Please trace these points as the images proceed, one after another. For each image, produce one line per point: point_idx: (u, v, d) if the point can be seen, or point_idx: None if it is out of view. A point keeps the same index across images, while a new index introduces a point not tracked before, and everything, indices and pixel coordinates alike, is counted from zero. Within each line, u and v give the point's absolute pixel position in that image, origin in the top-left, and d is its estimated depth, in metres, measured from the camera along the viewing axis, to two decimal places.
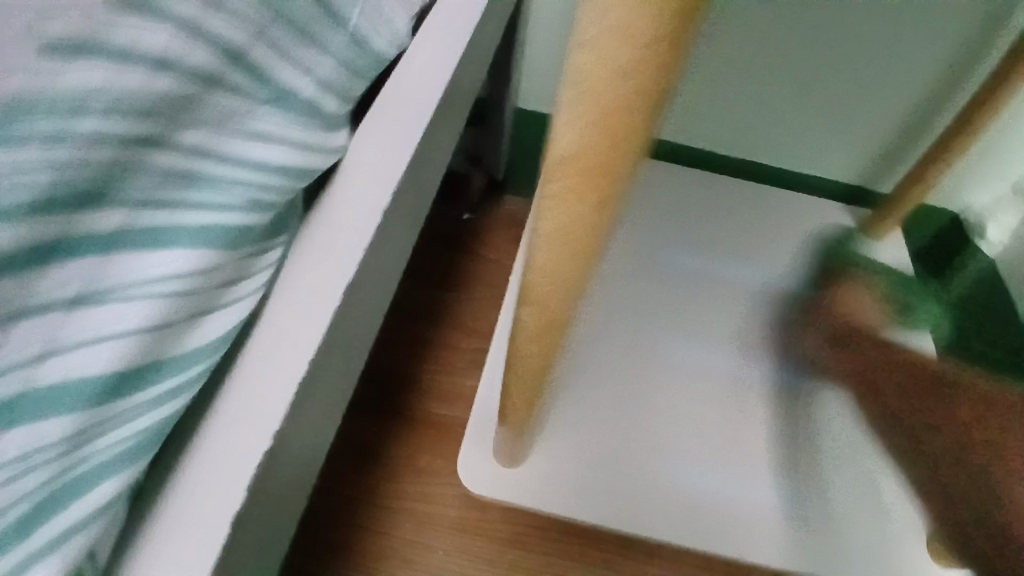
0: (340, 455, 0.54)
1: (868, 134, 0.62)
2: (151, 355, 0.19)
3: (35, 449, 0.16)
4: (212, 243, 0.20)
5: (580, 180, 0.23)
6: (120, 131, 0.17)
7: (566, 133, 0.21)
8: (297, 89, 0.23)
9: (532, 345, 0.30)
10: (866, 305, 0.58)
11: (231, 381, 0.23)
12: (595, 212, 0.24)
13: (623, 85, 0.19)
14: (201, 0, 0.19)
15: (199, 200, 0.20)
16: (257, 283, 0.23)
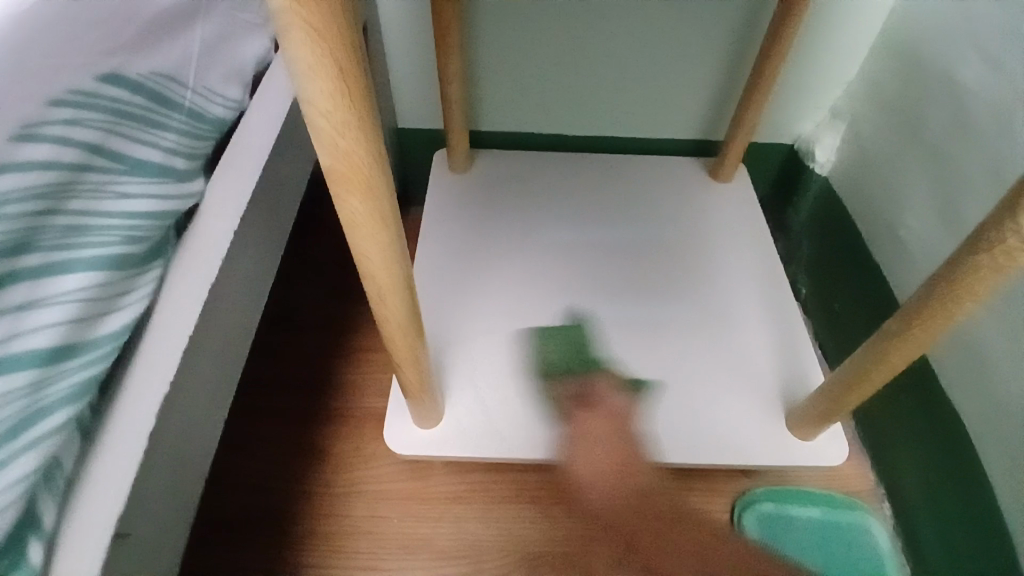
0: (287, 460, 0.61)
1: (694, 93, 0.73)
2: (76, 341, 0.27)
3: (3, 392, 0.24)
4: (106, 263, 0.29)
5: (353, 176, 0.27)
6: (39, 193, 0.26)
7: (324, 143, 0.26)
8: (150, 151, 0.32)
9: (388, 315, 0.38)
10: (713, 240, 0.69)
11: (133, 369, 0.31)
12: (378, 197, 0.29)
13: (342, 96, 0.24)
14: (85, 91, 0.28)
15: (95, 236, 0.28)
16: (142, 294, 0.31)
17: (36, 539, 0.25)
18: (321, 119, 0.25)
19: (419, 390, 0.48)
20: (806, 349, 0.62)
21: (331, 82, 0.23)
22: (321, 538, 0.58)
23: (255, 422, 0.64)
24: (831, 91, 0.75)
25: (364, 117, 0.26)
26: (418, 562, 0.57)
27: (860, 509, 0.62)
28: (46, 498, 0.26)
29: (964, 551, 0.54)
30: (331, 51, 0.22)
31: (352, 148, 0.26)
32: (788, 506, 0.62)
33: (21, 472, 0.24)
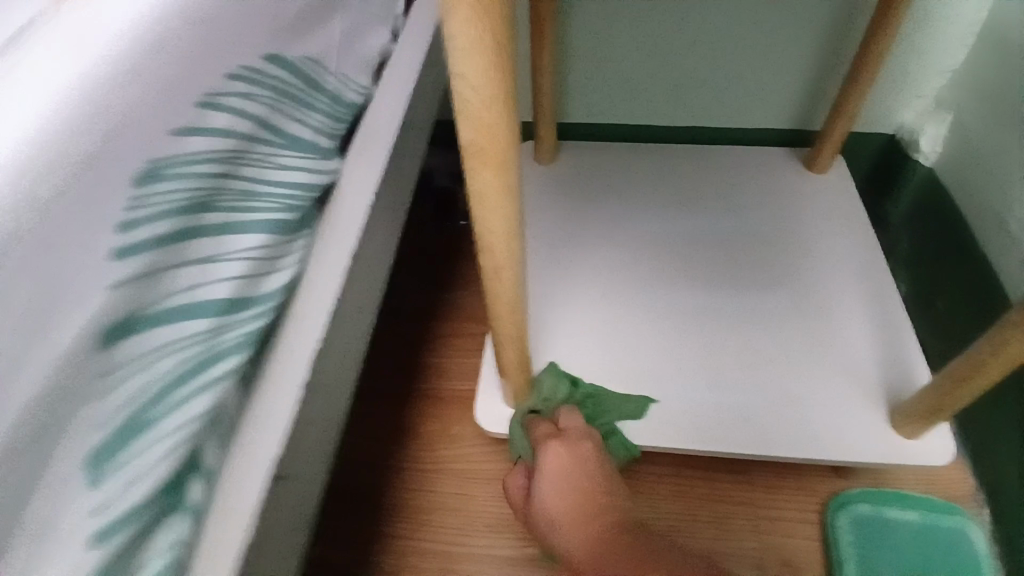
0: (380, 437, 0.64)
1: (790, 80, 0.71)
2: (243, 296, 0.31)
3: (185, 333, 0.28)
4: (268, 229, 0.32)
5: (487, 145, 0.29)
6: (216, 162, 0.30)
7: (466, 112, 0.28)
8: (304, 129, 0.35)
9: (499, 290, 0.39)
10: (810, 232, 0.66)
11: (288, 333, 0.34)
12: (506, 167, 0.30)
13: (489, 63, 0.26)
14: (253, 73, 0.32)
15: (260, 203, 0.32)
16: (295, 262, 0.35)
17: (197, 476, 0.29)
18: (469, 86, 0.26)
19: (514, 371, 0.49)
20: (912, 347, 0.58)
21: (481, 53, 0.25)
22: (411, 512, 0.60)
23: (349, 401, 0.67)
24: (935, 79, 0.71)
25: (504, 88, 0.27)
26: (508, 540, 0.59)
27: (961, 518, 0.59)
28: (213, 441, 0.30)
29: None
30: (484, 16, 0.24)
31: (491, 116, 0.28)
32: (882, 507, 0.59)
33: (197, 408, 0.28)
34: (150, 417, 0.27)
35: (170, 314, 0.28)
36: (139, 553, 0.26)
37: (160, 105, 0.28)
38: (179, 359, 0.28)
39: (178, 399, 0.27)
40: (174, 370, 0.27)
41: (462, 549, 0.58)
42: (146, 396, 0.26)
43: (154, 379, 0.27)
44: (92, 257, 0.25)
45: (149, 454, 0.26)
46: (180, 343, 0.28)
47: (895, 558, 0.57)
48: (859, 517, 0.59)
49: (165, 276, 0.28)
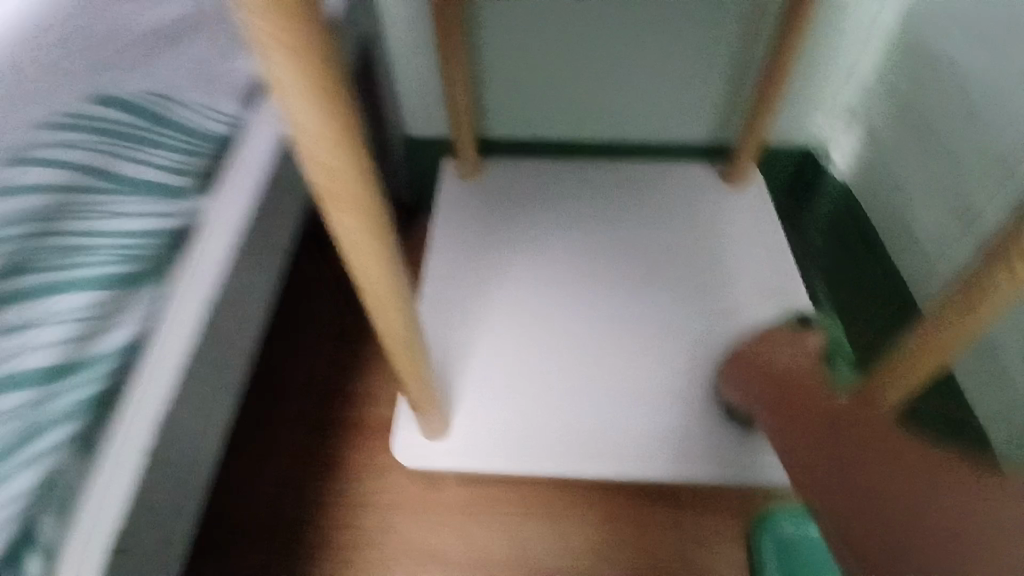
0: (295, 468, 0.62)
1: (704, 94, 0.72)
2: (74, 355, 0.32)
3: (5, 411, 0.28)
4: (99, 286, 0.33)
5: (341, 192, 0.27)
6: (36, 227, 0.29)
7: (313, 161, 0.26)
8: (147, 173, 0.36)
9: (387, 327, 0.37)
10: (727, 245, 0.68)
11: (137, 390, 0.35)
12: (366, 211, 0.29)
13: (325, 113, 0.24)
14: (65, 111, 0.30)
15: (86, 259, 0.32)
16: (135, 316, 0.35)
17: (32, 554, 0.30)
18: (308, 136, 0.25)
19: (422, 400, 0.48)
20: (819, 354, 0.60)
21: (307, 97, 0.23)
22: (330, 548, 0.58)
23: (268, 433, 0.64)
24: (846, 91, 0.72)
25: (342, 127, 0.25)
26: (427, 572, 0.57)
27: None
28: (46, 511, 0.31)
29: None
30: (307, 66, 0.22)
31: (339, 164, 0.26)
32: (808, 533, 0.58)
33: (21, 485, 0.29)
34: None
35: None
36: None
37: None
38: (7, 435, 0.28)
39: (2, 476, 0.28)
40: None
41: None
42: None
43: None
44: None
45: None
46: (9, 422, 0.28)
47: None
48: (784, 545, 0.57)
49: None
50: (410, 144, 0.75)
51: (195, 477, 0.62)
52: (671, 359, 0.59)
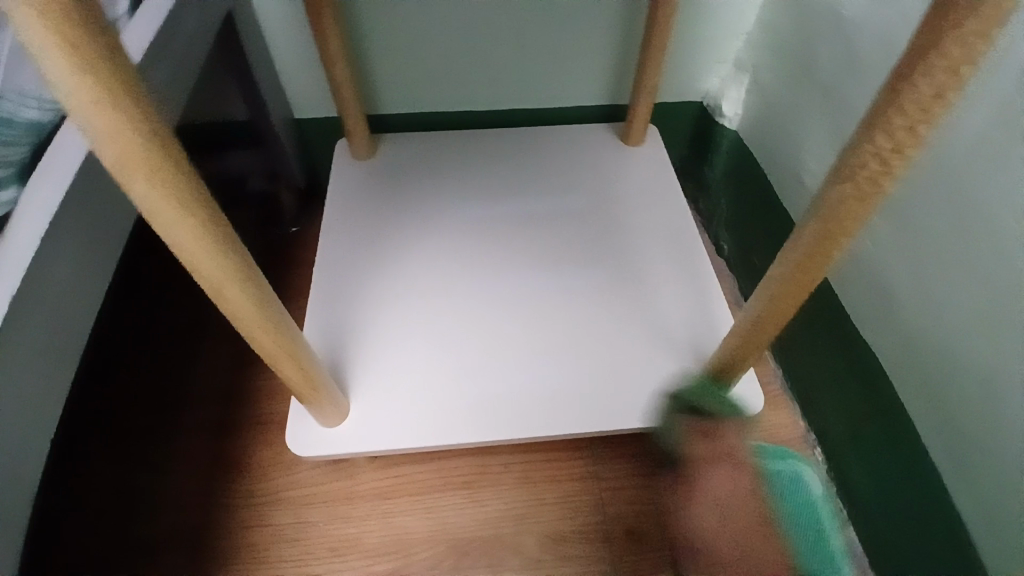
0: (202, 475, 0.59)
1: (595, 57, 0.71)
2: None
3: None
4: None
5: (130, 155, 0.26)
6: None
7: (86, 121, 0.24)
8: None
9: (238, 312, 0.35)
10: (628, 204, 0.68)
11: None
12: (167, 178, 0.27)
13: (81, 65, 0.22)
14: None
15: None
16: None
17: None
18: (71, 93, 0.23)
19: (305, 386, 0.46)
20: (717, 302, 0.62)
21: (53, 46, 0.22)
22: (243, 551, 0.56)
23: (167, 442, 0.61)
24: (732, 44, 0.73)
25: (121, 91, 0.24)
26: (347, 562, 0.56)
27: (797, 462, 0.60)
28: None
29: (903, 487, 0.53)
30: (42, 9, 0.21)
31: (116, 124, 0.24)
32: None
33: None
34: None
35: None
36: None
37: None
38: None
39: None
40: None
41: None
42: None
43: None
44: None
45: None
46: None
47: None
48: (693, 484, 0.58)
49: None
50: (300, 128, 0.73)
51: (89, 494, 0.58)
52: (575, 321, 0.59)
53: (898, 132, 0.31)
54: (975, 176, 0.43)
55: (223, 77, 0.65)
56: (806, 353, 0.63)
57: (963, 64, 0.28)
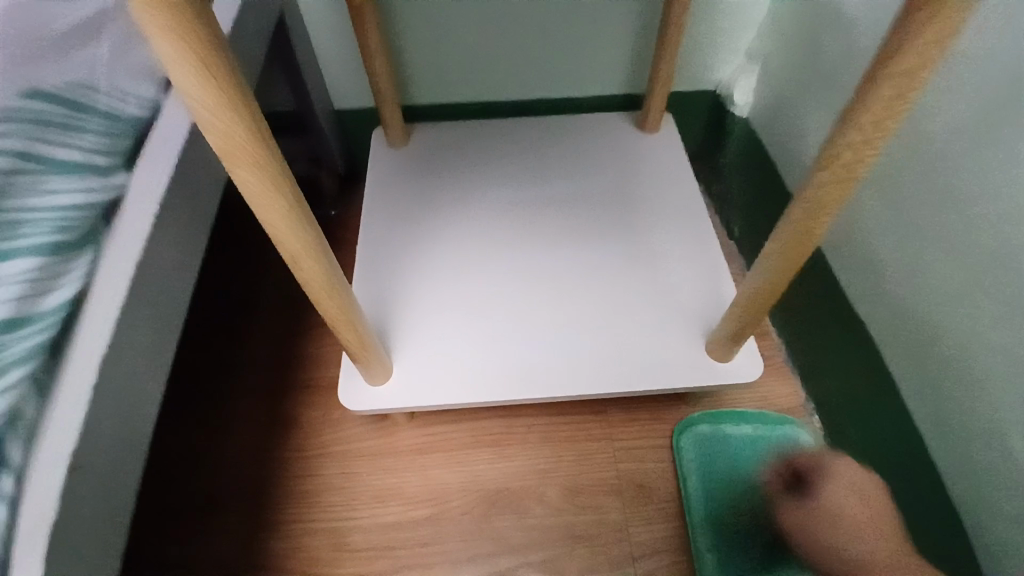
0: (259, 432, 0.66)
1: (613, 51, 0.76)
2: (11, 324, 0.32)
3: None
4: (29, 262, 0.34)
5: (238, 150, 0.32)
6: None
7: (207, 122, 0.31)
8: (73, 154, 0.37)
9: (309, 278, 0.42)
10: (643, 189, 0.73)
11: (70, 346, 0.36)
12: (266, 168, 0.33)
13: (208, 81, 0.29)
14: None
15: (16, 234, 0.33)
16: (62, 288, 0.36)
17: None
18: (199, 103, 0.29)
19: (359, 347, 0.52)
20: (723, 277, 0.67)
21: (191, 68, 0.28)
22: (299, 497, 0.63)
23: (227, 404, 0.68)
24: (742, 36, 0.77)
25: (236, 100, 0.30)
26: (389, 508, 0.63)
27: (794, 427, 0.68)
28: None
29: (895, 442, 0.58)
30: (185, 40, 0.27)
31: (230, 126, 0.31)
32: (721, 433, 0.67)
33: None
34: None
35: None
36: None
37: None
38: None
39: None
40: None
41: (348, 523, 0.62)
42: None
43: None
44: None
45: None
46: None
47: (736, 478, 0.65)
48: (705, 446, 0.67)
49: None
50: (340, 119, 0.79)
51: (161, 448, 0.66)
52: (594, 294, 0.65)
53: (866, 125, 0.37)
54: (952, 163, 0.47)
55: (272, 73, 0.71)
56: (810, 328, 0.68)
57: (919, 68, 0.34)
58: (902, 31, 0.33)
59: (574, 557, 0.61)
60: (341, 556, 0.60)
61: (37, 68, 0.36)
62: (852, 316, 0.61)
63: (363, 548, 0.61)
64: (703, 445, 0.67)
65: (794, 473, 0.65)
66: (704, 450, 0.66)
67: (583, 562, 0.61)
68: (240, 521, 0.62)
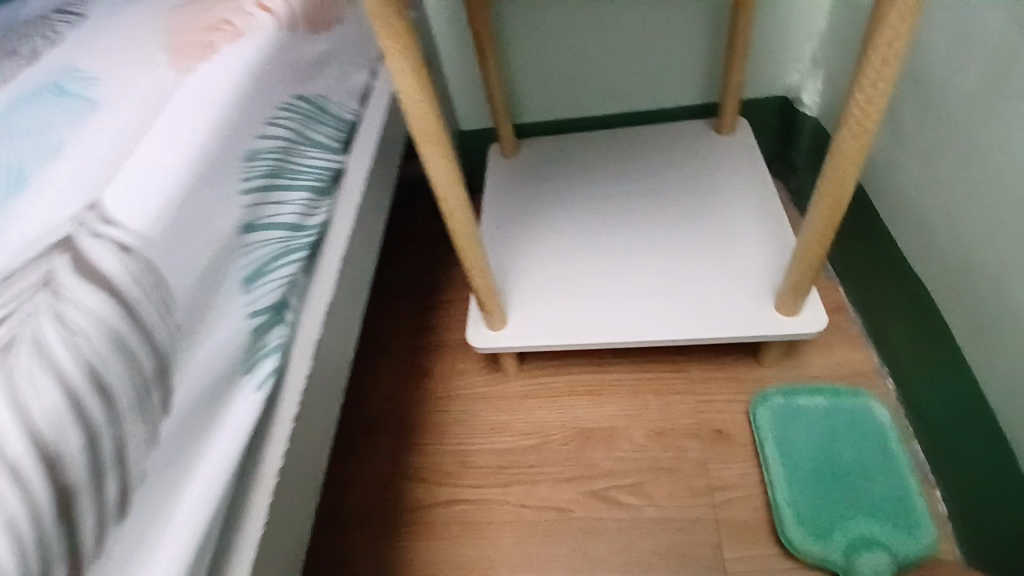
0: (401, 379, 0.83)
1: (688, 66, 0.90)
2: (284, 244, 0.44)
3: (267, 272, 0.42)
4: (302, 204, 0.46)
5: (427, 133, 0.50)
6: (271, 159, 0.44)
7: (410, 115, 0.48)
8: (323, 138, 0.51)
9: (458, 227, 0.59)
10: (721, 180, 0.84)
11: (318, 267, 0.48)
12: (440, 145, 0.51)
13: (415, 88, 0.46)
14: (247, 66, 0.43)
15: (298, 183, 0.47)
16: (309, 224, 0.47)
17: (268, 362, 0.40)
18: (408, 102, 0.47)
19: (486, 292, 0.68)
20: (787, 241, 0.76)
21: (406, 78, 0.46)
22: (432, 427, 0.79)
23: (373, 356, 0.86)
24: (806, 44, 0.88)
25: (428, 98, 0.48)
26: (503, 438, 0.77)
27: (864, 396, 0.72)
28: (261, 352, 0.40)
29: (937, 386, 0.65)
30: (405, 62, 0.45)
31: (424, 116, 0.48)
32: (791, 404, 0.73)
33: (246, 322, 0.39)
34: (260, 307, 0.40)
35: (250, 246, 0.40)
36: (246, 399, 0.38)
37: (245, 109, 0.42)
38: (265, 290, 0.41)
39: (257, 307, 0.40)
40: (257, 292, 0.40)
41: (470, 447, 0.77)
42: (250, 303, 0.40)
43: (250, 297, 0.40)
44: (230, 215, 0.39)
45: (231, 335, 0.38)
46: (263, 281, 0.41)
47: (810, 445, 0.70)
48: (777, 416, 0.72)
49: (257, 227, 0.41)
50: (464, 137, 0.98)
51: None
52: (676, 264, 0.76)
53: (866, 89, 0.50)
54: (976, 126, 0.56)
55: None
56: (868, 295, 0.75)
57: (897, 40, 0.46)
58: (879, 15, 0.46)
59: (667, 486, 0.70)
60: (467, 472, 0.75)
61: (307, 77, 0.50)
62: (899, 276, 0.68)
63: (483, 466, 0.75)
64: (775, 415, 0.72)
65: (867, 438, 0.69)
66: (777, 420, 0.72)
67: (667, 489, 0.70)
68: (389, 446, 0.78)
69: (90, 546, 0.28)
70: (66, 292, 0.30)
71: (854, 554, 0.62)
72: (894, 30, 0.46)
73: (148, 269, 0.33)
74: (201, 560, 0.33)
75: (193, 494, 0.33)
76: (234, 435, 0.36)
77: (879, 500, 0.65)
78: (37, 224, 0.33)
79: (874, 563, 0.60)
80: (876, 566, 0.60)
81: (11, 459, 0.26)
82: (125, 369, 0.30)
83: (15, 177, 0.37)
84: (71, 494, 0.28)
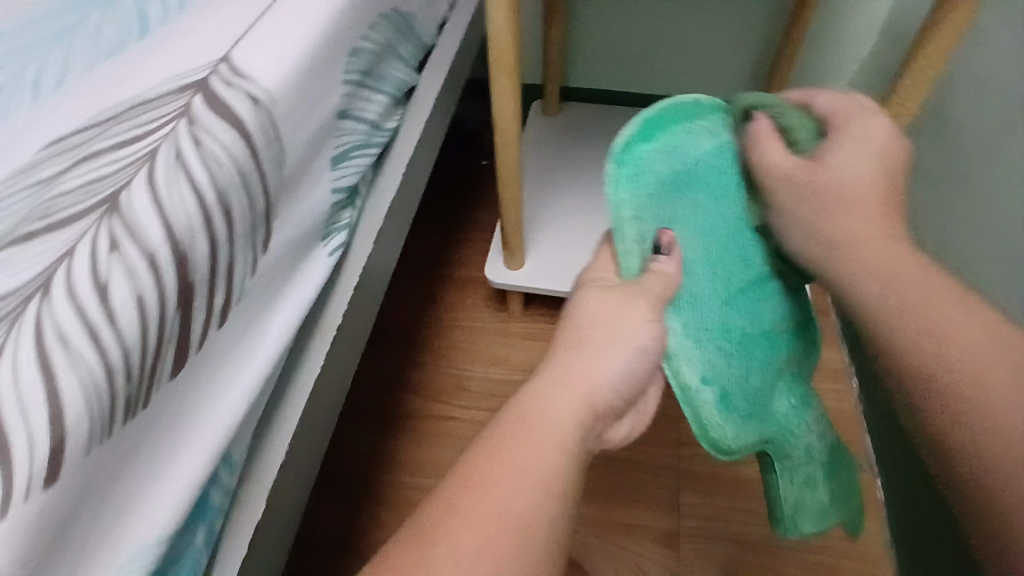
0: (412, 298, 0.85)
1: (735, 65, 0.95)
2: (364, 141, 0.49)
3: (348, 159, 0.47)
4: (381, 109, 0.52)
5: (504, 56, 0.56)
6: (367, 61, 0.49)
7: (496, 38, 0.54)
8: (404, 54, 0.56)
9: (506, 156, 0.64)
10: None
11: (385, 167, 0.53)
12: (511, 71, 0.57)
13: (505, 14, 0.52)
14: None
15: (381, 90, 0.52)
16: (384, 128, 0.52)
17: (340, 238, 0.46)
18: (497, 25, 0.53)
19: (515, 228, 0.74)
20: None
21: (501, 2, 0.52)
22: (434, 348, 0.81)
23: (389, 271, 0.87)
24: (848, 67, 0.92)
25: (512, 25, 0.54)
26: (498, 371, 0.79)
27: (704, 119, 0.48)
28: (335, 227, 0.46)
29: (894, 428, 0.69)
30: None
31: (506, 41, 0.54)
32: (685, 132, 0.47)
33: (328, 198, 0.45)
34: (339, 187, 0.46)
35: (340, 134, 0.46)
36: (319, 265, 0.44)
37: (356, 11, 0.46)
38: (345, 174, 0.47)
39: (337, 188, 0.45)
40: (339, 174, 0.46)
41: (466, 373, 0.79)
42: (332, 181, 0.45)
43: (334, 177, 0.45)
44: (329, 101, 0.44)
45: (316, 206, 0.43)
46: (345, 167, 0.47)
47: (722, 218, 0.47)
48: (663, 209, 0.46)
49: (347, 117, 0.47)
50: None
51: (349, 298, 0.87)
52: None
53: (896, 108, 0.56)
54: (971, 162, 0.62)
55: None
56: None
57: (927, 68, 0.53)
58: (918, 49, 0.53)
59: (643, 438, 0.76)
60: (457, 392, 0.77)
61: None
62: None
63: (477, 392, 0.77)
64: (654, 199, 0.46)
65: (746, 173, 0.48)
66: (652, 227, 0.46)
67: (640, 438, 0.76)
68: (393, 353, 0.81)
69: (197, 336, 0.33)
70: (202, 125, 0.35)
71: (795, 425, 0.49)
72: (929, 63, 0.53)
73: (267, 125, 0.38)
74: (270, 384, 0.38)
75: (274, 326, 0.39)
76: (308, 288, 0.42)
77: (789, 398, 0.50)
78: (178, 74, 0.38)
79: (815, 486, 0.49)
80: (800, 479, 0.49)
81: (147, 247, 0.31)
82: (241, 202, 0.36)
83: (137, 27, 0.42)
84: (191, 289, 0.32)
